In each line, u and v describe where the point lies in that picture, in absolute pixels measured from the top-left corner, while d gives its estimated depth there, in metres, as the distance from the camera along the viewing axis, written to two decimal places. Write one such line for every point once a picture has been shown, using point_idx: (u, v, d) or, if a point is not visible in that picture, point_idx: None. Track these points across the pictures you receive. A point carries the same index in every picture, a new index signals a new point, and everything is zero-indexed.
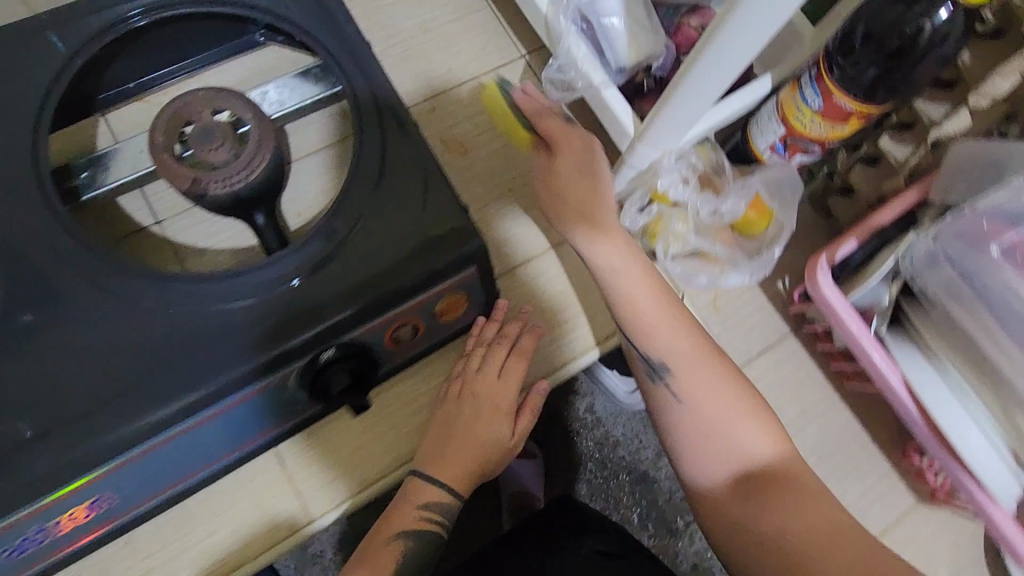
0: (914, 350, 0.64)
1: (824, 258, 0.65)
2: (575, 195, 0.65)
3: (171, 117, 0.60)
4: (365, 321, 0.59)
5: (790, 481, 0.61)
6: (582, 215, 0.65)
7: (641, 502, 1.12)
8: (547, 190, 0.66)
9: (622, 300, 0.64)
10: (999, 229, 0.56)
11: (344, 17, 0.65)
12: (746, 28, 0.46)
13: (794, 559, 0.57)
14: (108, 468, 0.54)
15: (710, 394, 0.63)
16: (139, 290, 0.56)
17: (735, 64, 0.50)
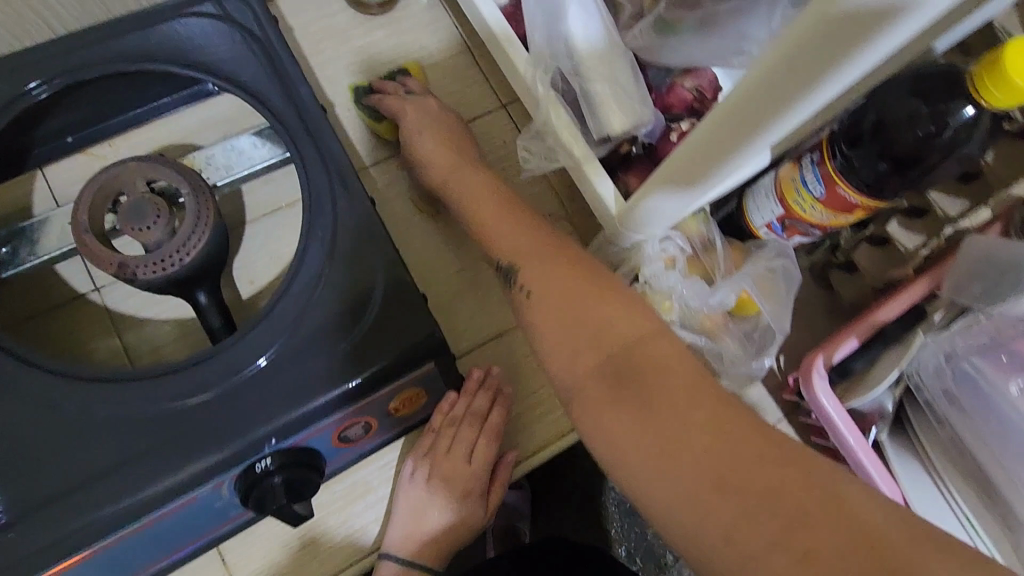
0: (915, 464, 0.58)
1: (820, 358, 0.59)
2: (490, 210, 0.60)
3: (99, 190, 0.54)
4: (309, 423, 0.53)
5: (664, 373, 0.43)
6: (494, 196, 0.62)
7: (631, 536, 0.94)
8: (451, 183, 0.64)
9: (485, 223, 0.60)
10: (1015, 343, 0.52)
11: (298, 78, 0.59)
12: (747, 139, 0.39)
13: (676, 440, 0.39)
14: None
15: (568, 291, 0.50)
16: (58, 387, 0.51)
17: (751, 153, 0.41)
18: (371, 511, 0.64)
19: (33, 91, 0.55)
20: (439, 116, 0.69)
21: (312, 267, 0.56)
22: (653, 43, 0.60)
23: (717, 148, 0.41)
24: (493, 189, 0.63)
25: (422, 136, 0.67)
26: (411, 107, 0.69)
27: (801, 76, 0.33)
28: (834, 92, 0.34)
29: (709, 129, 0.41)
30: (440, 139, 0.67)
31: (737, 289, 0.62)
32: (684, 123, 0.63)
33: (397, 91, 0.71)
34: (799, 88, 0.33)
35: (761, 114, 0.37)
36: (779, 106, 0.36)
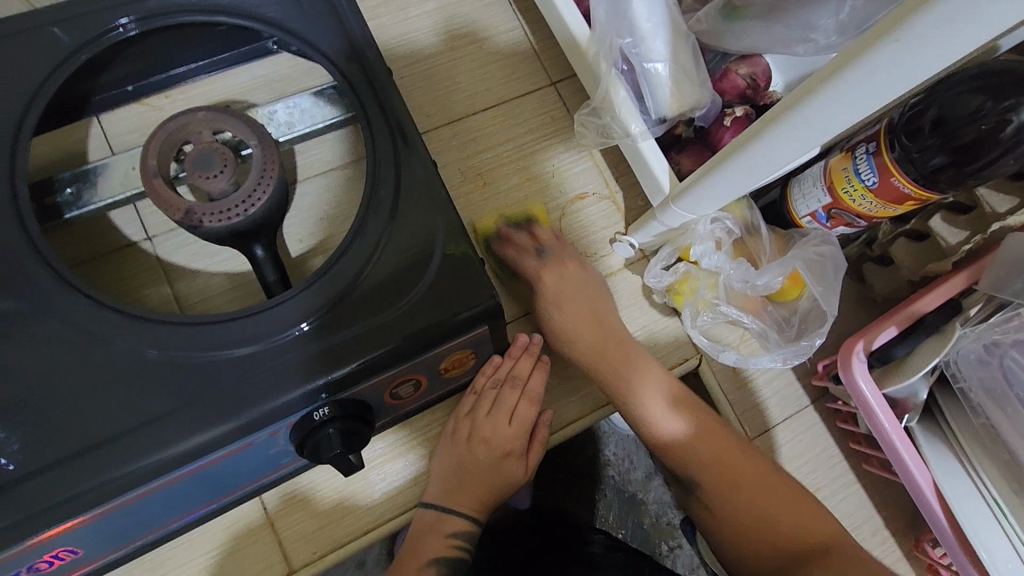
0: (946, 449, 0.60)
1: (860, 343, 0.61)
2: (582, 335, 0.67)
3: (166, 138, 0.55)
4: (362, 378, 0.54)
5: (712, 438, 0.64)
6: (598, 322, 0.67)
7: (627, 524, 1.00)
8: (567, 289, 0.68)
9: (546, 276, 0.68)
10: None
11: (364, 39, 0.60)
12: (816, 124, 0.41)
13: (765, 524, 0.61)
14: (71, 524, 0.49)
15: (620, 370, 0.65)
16: (123, 326, 0.52)
17: (830, 129, 0.41)
18: (408, 468, 0.65)
19: (119, 29, 0.57)
20: (583, 276, 0.69)
21: (374, 227, 0.57)
22: (718, 27, 0.61)
23: (777, 131, 0.43)
24: (580, 281, 0.68)
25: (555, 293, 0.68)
26: (548, 272, 0.68)
27: (882, 63, 0.34)
28: (923, 74, 0.34)
29: (778, 111, 0.42)
30: (580, 308, 0.67)
31: (784, 271, 0.63)
32: (737, 109, 0.65)
33: (527, 249, 0.70)
34: (911, 42, 0.32)
35: (837, 99, 0.38)
36: (855, 92, 0.37)
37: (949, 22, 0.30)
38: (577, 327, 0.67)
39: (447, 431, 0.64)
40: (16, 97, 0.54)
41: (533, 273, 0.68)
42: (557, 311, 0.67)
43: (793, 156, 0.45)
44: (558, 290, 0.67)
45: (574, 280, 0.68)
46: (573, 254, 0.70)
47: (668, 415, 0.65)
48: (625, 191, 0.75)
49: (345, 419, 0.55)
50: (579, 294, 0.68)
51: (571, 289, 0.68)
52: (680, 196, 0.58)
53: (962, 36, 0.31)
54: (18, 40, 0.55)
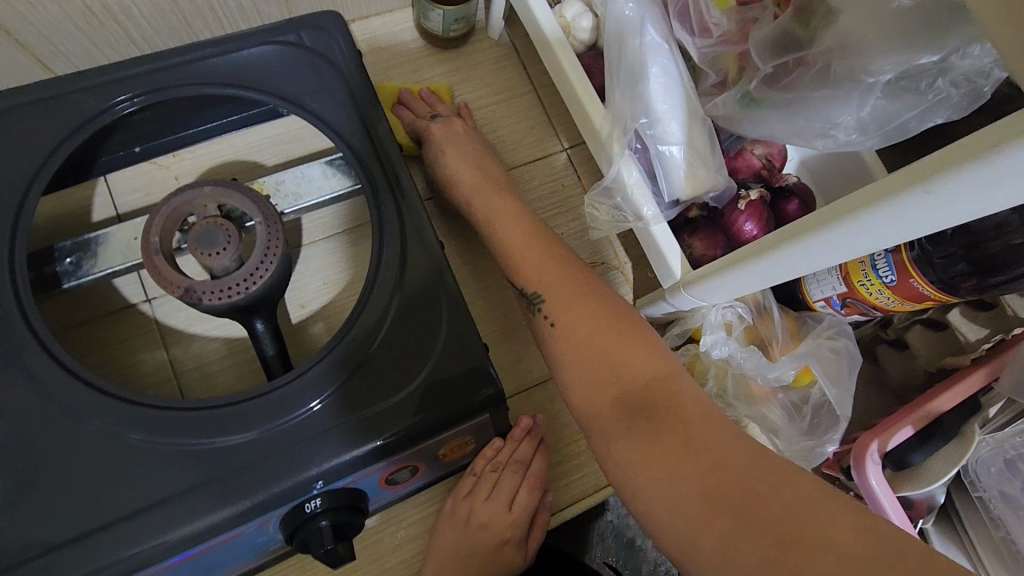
0: (962, 557, 0.57)
1: (875, 445, 0.58)
2: (471, 184, 0.63)
3: (170, 213, 0.54)
4: (358, 466, 0.52)
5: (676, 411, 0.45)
6: (472, 146, 0.66)
7: None
8: (447, 137, 0.66)
9: (457, 162, 0.65)
10: None
11: (375, 113, 0.59)
12: (837, 245, 0.39)
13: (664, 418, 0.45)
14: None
15: (551, 283, 0.55)
16: (112, 408, 0.50)
17: (850, 252, 0.39)
18: (401, 549, 0.63)
19: (126, 102, 0.57)
20: (472, 140, 0.67)
21: (377, 303, 0.55)
22: (735, 113, 0.59)
23: (795, 241, 0.41)
24: (474, 149, 0.66)
25: (448, 156, 0.64)
26: (439, 131, 0.66)
27: (908, 207, 0.32)
28: (949, 223, 0.32)
29: (801, 226, 0.40)
30: (467, 156, 0.64)
31: (796, 364, 0.61)
32: (752, 191, 0.64)
33: (423, 112, 0.68)
34: (942, 194, 0.30)
35: (859, 228, 0.36)
36: (880, 227, 0.35)
37: (982, 184, 0.28)
38: (518, 228, 0.59)
39: (444, 512, 0.62)
40: (23, 168, 0.53)
41: (423, 129, 0.67)
42: (456, 172, 0.64)
43: (812, 270, 0.44)
44: (455, 163, 0.64)
45: (456, 125, 0.67)
46: (467, 121, 0.69)
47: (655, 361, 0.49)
48: (633, 263, 0.74)
49: (338, 511, 0.53)
50: (525, 225, 0.60)
51: (461, 143, 0.66)
52: (693, 284, 0.57)
53: (999, 196, 0.29)
54: (32, 111, 0.55)
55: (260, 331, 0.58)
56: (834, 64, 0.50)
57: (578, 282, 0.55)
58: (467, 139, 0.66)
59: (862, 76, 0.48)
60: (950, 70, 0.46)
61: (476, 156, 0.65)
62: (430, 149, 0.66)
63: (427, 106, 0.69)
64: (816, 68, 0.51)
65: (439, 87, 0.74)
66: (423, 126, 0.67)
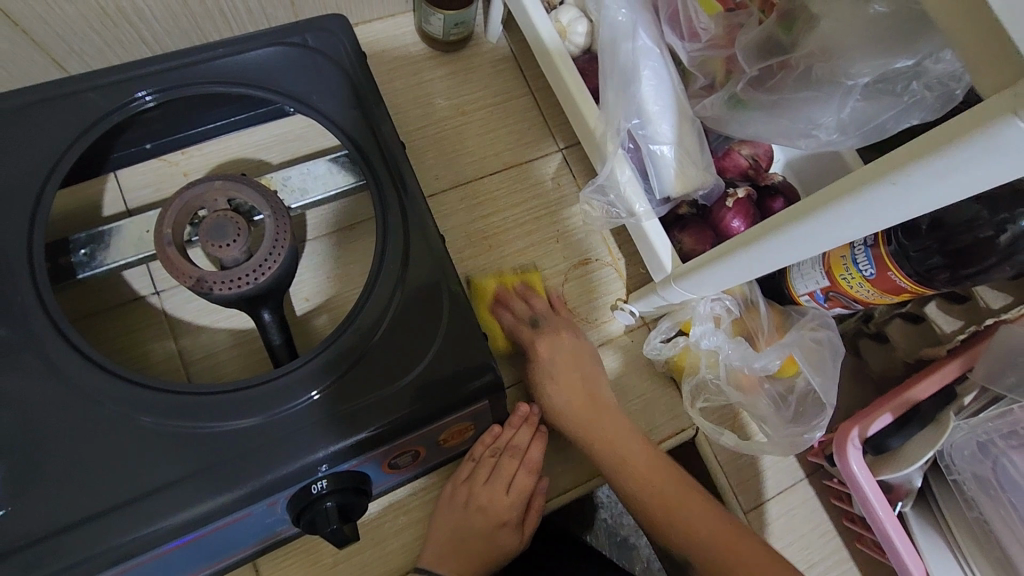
0: (937, 537, 0.60)
1: (855, 431, 0.61)
2: (570, 395, 0.66)
3: (182, 206, 0.56)
4: (363, 449, 0.54)
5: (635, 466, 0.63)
6: (574, 359, 0.68)
7: None
8: (567, 362, 0.68)
9: (565, 376, 0.67)
10: None
11: (380, 113, 0.62)
12: (815, 238, 0.41)
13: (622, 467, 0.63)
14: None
15: (601, 420, 0.65)
16: (125, 394, 0.52)
17: (828, 243, 0.42)
18: (402, 533, 0.65)
19: (142, 99, 0.59)
20: (582, 351, 0.69)
21: (381, 295, 0.58)
22: (723, 114, 0.62)
23: (778, 234, 0.43)
24: (584, 353, 0.69)
25: (556, 373, 0.67)
26: (543, 343, 0.68)
27: (879, 200, 0.35)
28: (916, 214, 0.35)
29: (783, 220, 0.43)
30: (576, 379, 0.67)
31: (782, 353, 0.64)
32: (739, 189, 0.67)
33: (524, 317, 0.69)
34: (908, 186, 0.33)
35: (835, 219, 0.38)
36: (855, 219, 0.37)
37: (943, 177, 0.31)
38: (586, 422, 0.65)
39: (443, 497, 0.64)
40: (39, 162, 0.56)
41: (528, 343, 0.68)
42: (552, 387, 0.67)
43: (793, 262, 0.46)
44: (559, 373, 0.67)
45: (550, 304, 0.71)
46: (565, 322, 0.70)
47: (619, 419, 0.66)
48: (626, 258, 0.77)
49: (343, 493, 0.55)
50: (594, 388, 0.67)
51: (562, 361, 0.68)
52: (682, 276, 0.59)
53: (958, 188, 0.31)
54: (48, 107, 0.57)
55: (265, 320, 0.60)
56: (816, 67, 0.53)
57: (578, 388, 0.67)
58: (559, 358, 0.68)
59: (842, 79, 0.51)
60: (924, 74, 0.48)
61: (583, 382, 0.67)
62: (538, 374, 0.68)
63: (521, 301, 0.71)
64: (799, 71, 0.54)
65: (530, 270, 0.74)
66: (541, 342, 0.68)
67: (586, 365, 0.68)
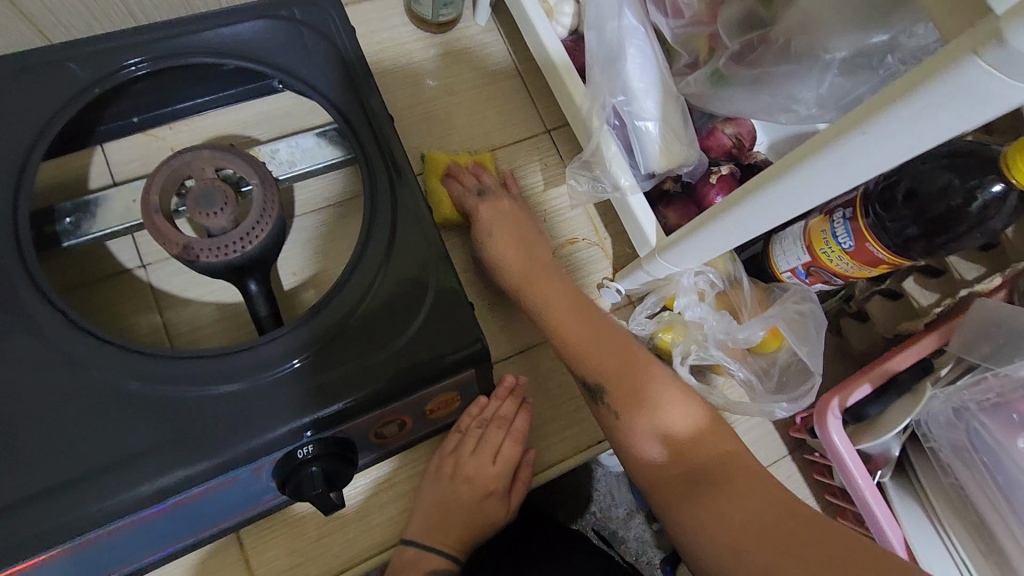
0: (917, 507, 0.61)
1: (835, 400, 0.63)
2: (512, 259, 0.67)
3: (169, 174, 0.56)
4: (350, 415, 0.54)
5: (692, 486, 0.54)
6: (525, 250, 0.68)
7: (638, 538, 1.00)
8: (507, 224, 0.69)
9: (512, 238, 0.68)
10: None
11: (368, 87, 0.62)
12: (794, 196, 0.42)
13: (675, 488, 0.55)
14: (37, 560, 0.48)
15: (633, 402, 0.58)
16: (109, 358, 0.52)
17: (805, 202, 0.43)
18: (389, 505, 0.65)
19: (132, 68, 0.59)
20: (518, 216, 0.70)
21: (368, 266, 0.58)
22: (707, 90, 0.63)
23: (758, 194, 0.44)
24: (524, 220, 0.70)
25: (494, 233, 0.68)
26: (486, 208, 0.69)
27: (853, 151, 0.36)
28: (888, 165, 0.36)
29: (761, 181, 0.44)
30: (515, 242, 0.68)
31: (766, 324, 0.65)
32: (723, 167, 0.68)
33: (470, 187, 0.71)
34: (878, 135, 0.34)
35: (809, 176, 0.39)
36: (830, 174, 0.38)
37: (911, 122, 0.32)
38: (566, 311, 0.64)
39: (431, 468, 0.64)
40: (26, 129, 0.56)
41: (471, 208, 0.70)
42: (501, 254, 0.68)
43: (773, 225, 0.47)
44: (500, 242, 0.68)
45: (487, 178, 0.72)
46: (508, 195, 0.72)
47: (655, 436, 0.57)
48: (613, 237, 0.77)
49: (329, 458, 0.55)
50: (528, 261, 0.67)
51: (501, 225, 0.69)
52: (666, 249, 0.60)
53: (928, 134, 0.33)
54: (35, 75, 0.57)
55: (252, 291, 0.60)
56: (794, 42, 0.54)
57: (607, 366, 0.60)
58: (493, 219, 0.69)
59: (821, 54, 0.53)
60: (899, 48, 0.50)
61: (518, 233, 0.69)
62: (479, 228, 0.69)
63: (473, 177, 0.72)
64: (779, 45, 0.55)
65: (485, 152, 0.77)
66: (478, 203, 0.70)
67: (540, 251, 0.68)
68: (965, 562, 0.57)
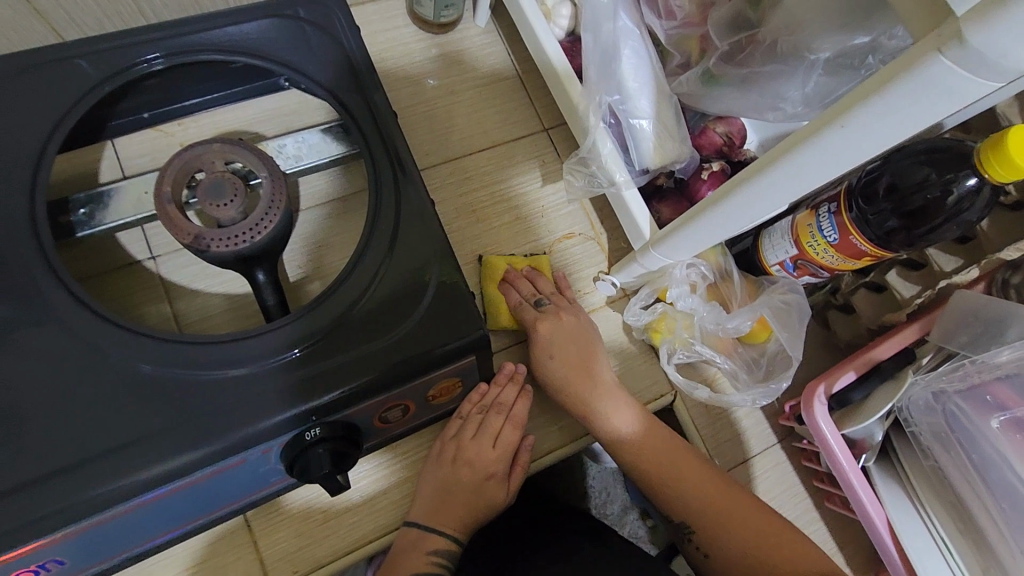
0: (899, 489, 0.64)
1: (821, 387, 0.65)
2: (569, 375, 0.68)
3: (180, 167, 0.58)
4: (356, 399, 0.56)
5: (650, 451, 0.67)
6: (580, 364, 0.69)
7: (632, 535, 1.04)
8: (567, 346, 0.69)
9: (571, 357, 0.69)
10: (1015, 401, 0.56)
11: (373, 84, 0.65)
12: (779, 188, 0.45)
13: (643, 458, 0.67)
14: (40, 542, 0.49)
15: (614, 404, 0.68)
16: (123, 342, 0.54)
17: (791, 192, 0.45)
18: (392, 490, 0.67)
19: (150, 63, 0.62)
20: (581, 335, 0.71)
21: (373, 258, 0.60)
22: (698, 90, 0.66)
23: (746, 186, 0.46)
24: (584, 340, 0.70)
25: (555, 362, 0.69)
26: (546, 327, 0.69)
27: (833, 144, 0.38)
28: (866, 156, 0.39)
29: (748, 175, 0.46)
30: (574, 360, 0.69)
31: (754, 315, 0.68)
32: (713, 164, 0.71)
33: (529, 300, 0.71)
34: (855, 127, 0.36)
35: (792, 169, 0.42)
36: (813, 165, 0.41)
37: (885, 115, 0.34)
38: (573, 368, 0.69)
39: (432, 453, 0.67)
40: (43, 122, 0.58)
41: (530, 323, 0.69)
42: (562, 368, 0.68)
43: (760, 216, 0.50)
44: (558, 361, 0.68)
45: (548, 289, 0.73)
46: (572, 307, 0.73)
47: (625, 414, 0.68)
48: (609, 232, 0.80)
49: (336, 440, 0.57)
50: (587, 381, 0.68)
51: (564, 343, 0.69)
52: (659, 242, 0.63)
53: (901, 125, 0.35)
54: (52, 70, 0.59)
55: (259, 280, 0.61)
56: (780, 42, 0.57)
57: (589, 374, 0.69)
58: (557, 342, 0.69)
59: (805, 54, 0.56)
60: (879, 49, 0.52)
61: (581, 358, 0.69)
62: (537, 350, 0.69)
63: (529, 284, 0.73)
64: (766, 45, 0.58)
65: (540, 254, 0.77)
66: (540, 334, 0.69)
67: (584, 342, 0.70)
68: (945, 541, 0.60)
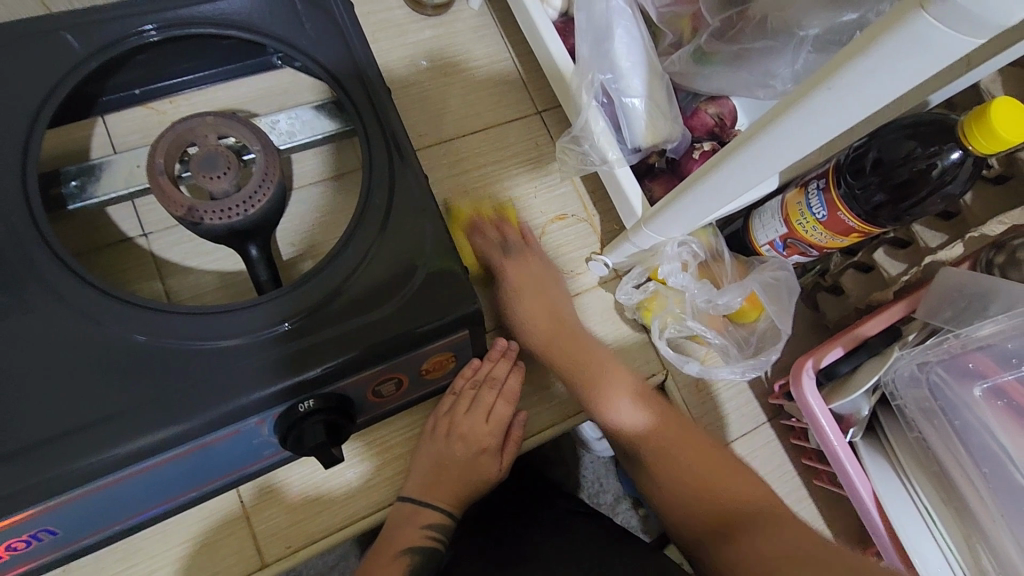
0: (886, 463, 0.65)
1: (808, 361, 0.67)
2: (535, 322, 0.71)
3: (173, 139, 0.58)
4: (350, 371, 0.57)
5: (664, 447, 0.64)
6: (540, 290, 0.72)
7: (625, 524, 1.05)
8: (534, 297, 0.71)
9: (537, 300, 0.72)
10: (995, 369, 0.59)
11: (366, 59, 0.65)
12: (768, 156, 0.45)
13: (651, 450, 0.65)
14: (32, 510, 0.49)
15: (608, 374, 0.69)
16: (116, 312, 0.54)
17: (781, 160, 0.46)
18: (385, 466, 0.68)
19: (144, 33, 0.61)
20: (547, 273, 0.74)
21: (364, 236, 0.60)
22: (689, 69, 0.67)
23: (737, 154, 0.47)
24: (551, 278, 0.73)
25: (522, 298, 0.71)
26: (514, 271, 0.72)
27: (821, 107, 0.39)
28: (852, 119, 0.40)
29: (738, 143, 0.47)
30: (535, 300, 0.72)
31: (744, 291, 0.69)
32: (705, 144, 0.71)
33: (495, 242, 0.74)
34: (843, 87, 0.37)
35: (781, 135, 0.43)
36: (802, 130, 0.42)
37: (871, 74, 0.35)
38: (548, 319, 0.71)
39: (427, 428, 0.68)
40: (34, 92, 0.57)
41: (497, 264, 0.73)
42: (530, 313, 0.71)
43: (750, 186, 0.51)
44: (525, 303, 0.71)
45: (519, 234, 0.75)
46: (536, 251, 0.75)
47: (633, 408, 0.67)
48: (602, 214, 0.81)
49: (331, 410, 0.58)
50: (544, 300, 0.72)
51: (531, 296, 0.72)
52: (651, 219, 0.63)
53: (888, 84, 0.36)
54: (42, 40, 0.58)
55: (252, 254, 0.61)
56: (771, 18, 0.58)
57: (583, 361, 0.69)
58: (513, 278, 0.72)
59: (795, 30, 0.57)
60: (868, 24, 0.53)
61: (545, 293, 0.72)
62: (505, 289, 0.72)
63: (496, 231, 0.75)
64: (756, 20, 0.59)
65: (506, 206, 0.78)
66: (503, 268, 0.72)
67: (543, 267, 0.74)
68: (931, 512, 0.61)
